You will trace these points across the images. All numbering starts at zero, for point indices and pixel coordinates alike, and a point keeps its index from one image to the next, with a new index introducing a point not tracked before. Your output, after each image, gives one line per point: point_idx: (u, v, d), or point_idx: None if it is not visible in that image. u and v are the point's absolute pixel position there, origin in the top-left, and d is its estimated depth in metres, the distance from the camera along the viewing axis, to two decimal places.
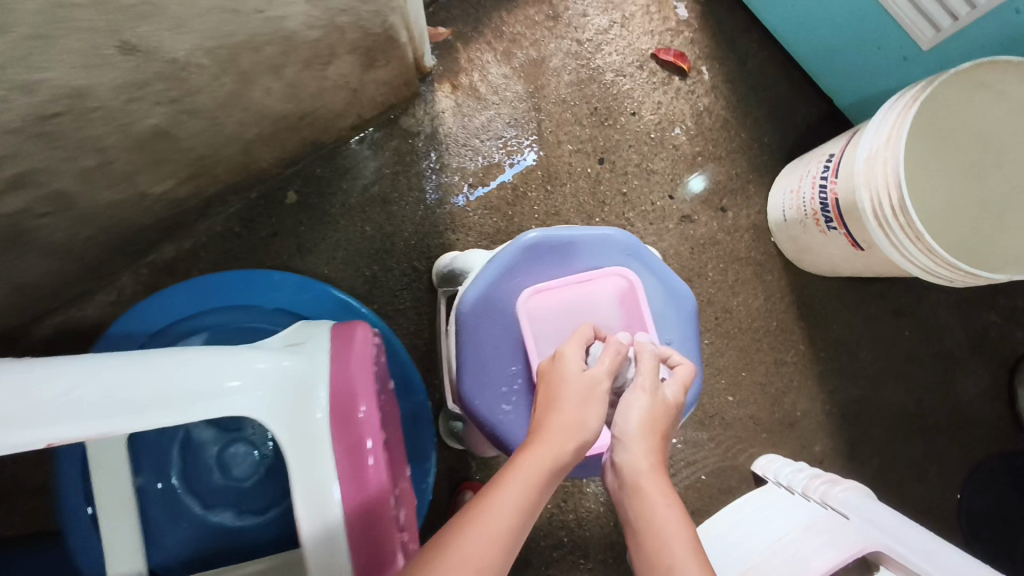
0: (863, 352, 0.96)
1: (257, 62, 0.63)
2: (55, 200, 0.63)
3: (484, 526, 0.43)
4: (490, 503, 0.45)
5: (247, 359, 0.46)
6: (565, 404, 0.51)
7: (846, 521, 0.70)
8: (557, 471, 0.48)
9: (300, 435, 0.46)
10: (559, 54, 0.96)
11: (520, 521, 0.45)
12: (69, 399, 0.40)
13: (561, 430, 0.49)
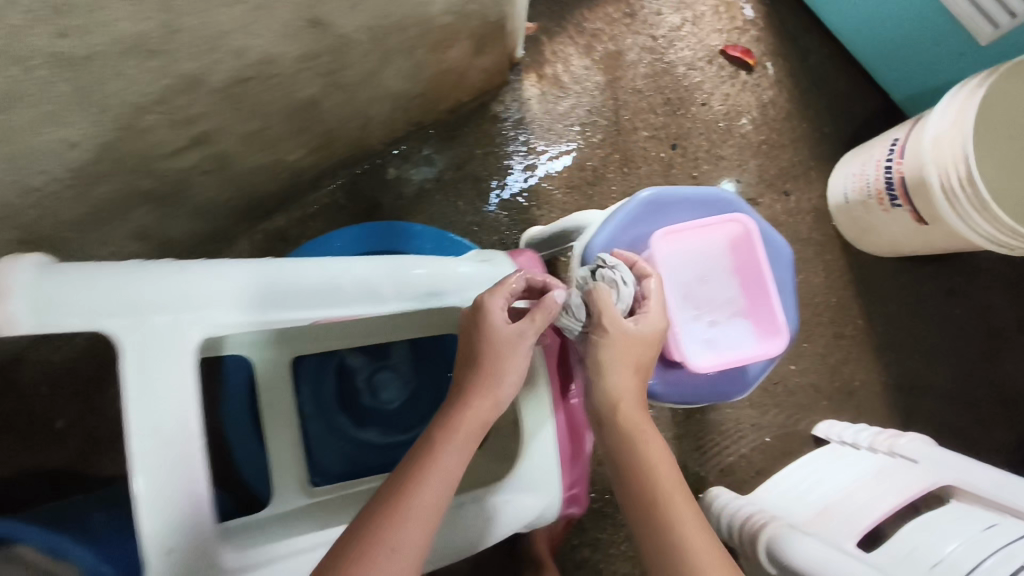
0: (917, 328, 1.03)
1: (399, 43, 0.71)
2: (217, 160, 0.72)
3: (427, 504, 0.47)
4: (423, 479, 0.48)
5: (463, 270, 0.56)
6: (494, 365, 0.55)
7: (914, 465, 0.79)
8: (476, 429, 0.53)
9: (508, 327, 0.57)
10: (636, 49, 1.05)
11: (450, 483, 0.49)
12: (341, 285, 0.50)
13: (485, 399, 0.54)
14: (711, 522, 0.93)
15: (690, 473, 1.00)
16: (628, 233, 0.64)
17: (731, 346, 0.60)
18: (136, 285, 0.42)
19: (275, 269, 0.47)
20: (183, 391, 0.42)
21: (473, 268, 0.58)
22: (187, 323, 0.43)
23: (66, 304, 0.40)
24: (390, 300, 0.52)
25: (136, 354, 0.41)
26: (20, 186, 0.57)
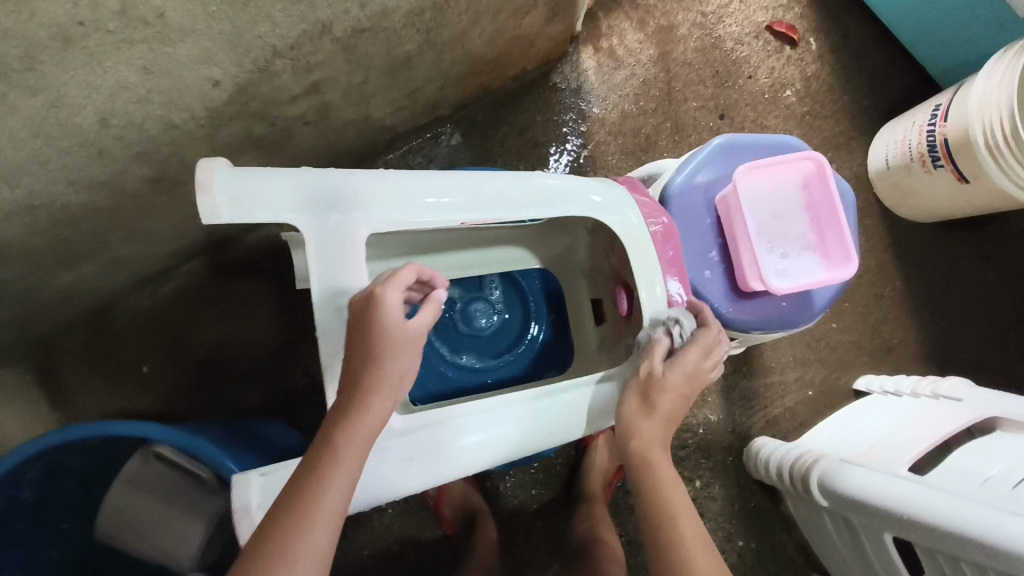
0: (952, 291, 1.08)
1: (488, 5, 0.77)
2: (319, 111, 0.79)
3: (319, 511, 0.46)
4: (321, 481, 0.47)
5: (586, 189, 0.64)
6: (389, 366, 0.51)
7: (958, 402, 0.85)
8: (374, 433, 0.50)
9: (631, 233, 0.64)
10: (687, 24, 1.11)
11: (347, 497, 0.48)
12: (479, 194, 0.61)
13: (384, 392, 0.51)
14: (758, 468, 0.99)
15: (737, 424, 1.05)
16: (703, 174, 0.70)
17: (801, 274, 0.66)
18: (311, 185, 0.56)
19: (416, 178, 0.60)
20: (353, 269, 0.56)
21: (592, 184, 0.64)
22: (354, 217, 0.57)
23: (260, 197, 0.53)
24: (520, 208, 0.62)
25: (319, 242, 0.55)
26: (164, 121, 0.64)
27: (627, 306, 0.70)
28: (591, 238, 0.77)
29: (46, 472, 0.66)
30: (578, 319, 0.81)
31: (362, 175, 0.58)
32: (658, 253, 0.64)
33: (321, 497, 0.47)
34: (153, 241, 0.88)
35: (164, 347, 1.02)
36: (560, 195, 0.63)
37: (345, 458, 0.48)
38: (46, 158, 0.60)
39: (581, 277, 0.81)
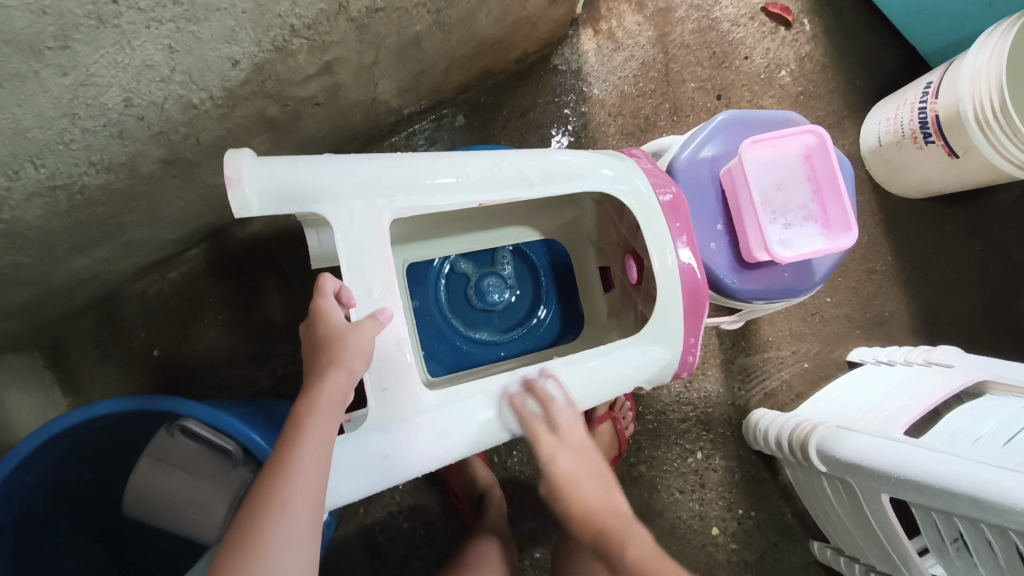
0: (941, 266, 1.12)
1: None
2: (329, 90, 0.81)
3: (294, 470, 0.48)
4: (294, 446, 0.49)
5: (598, 167, 0.66)
6: (341, 345, 0.53)
7: (951, 368, 0.89)
8: (338, 404, 0.52)
9: (642, 207, 0.65)
10: (684, 5, 1.13)
11: (320, 461, 0.49)
12: (494, 174, 0.63)
13: (342, 366, 0.53)
14: (757, 439, 1.02)
15: (736, 397, 1.08)
16: (706, 150, 0.73)
17: (802, 243, 0.68)
18: (333, 173, 0.58)
19: (433, 162, 0.61)
20: (378, 254, 0.58)
21: (604, 159, 0.66)
22: (377, 203, 0.59)
23: (287, 187, 0.56)
24: (536, 186, 0.64)
25: (344, 227, 0.57)
26: (184, 101, 0.66)
27: (635, 274, 0.71)
28: (598, 208, 0.78)
29: (70, 443, 0.65)
30: (587, 287, 0.84)
31: (381, 161, 0.59)
32: (671, 225, 0.65)
33: (293, 460, 0.48)
34: (165, 224, 0.89)
35: (173, 331, 1.03)
36: (575, 171, 0.65)
37: (313, 425, 0.50)
38: (71, 138, 0.61)
39: (589, 246, 0.84)
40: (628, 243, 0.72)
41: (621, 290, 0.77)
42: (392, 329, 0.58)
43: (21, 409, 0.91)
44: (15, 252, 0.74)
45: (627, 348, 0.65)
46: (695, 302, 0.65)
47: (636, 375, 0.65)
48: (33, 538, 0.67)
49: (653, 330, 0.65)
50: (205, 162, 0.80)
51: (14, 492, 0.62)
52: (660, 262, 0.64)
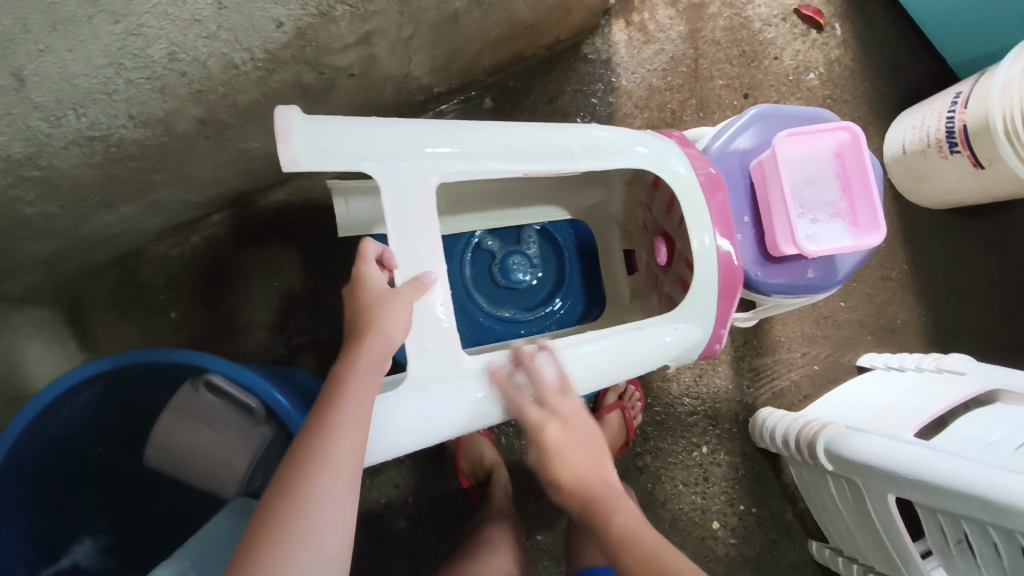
0: (956, 277, 1.13)
1: None
2: (363, 61, 0.81)
3: (336, 423, 0.49)
4: (336, 401, 0.50)
5: (634, 143, 0.66)
6: (382, 310, 0.55)
7: (963, 375, 0.90)
8: (377, 366, 0.53)
9: (681, 184, 0.66)
10: (717, 2, 1.13)
11: (359, 421, 0.50)
12: (537, 144, 0.64)
13: (381, 331, 0.54)
14: (764, 437, 1.03)
15: (745, 394, 1.09)
16: (739, 141, 0.74)
17: (829, 240, 0.69)
18: (385, 135, 0.58)
19: (480, 131, 0.62)
20: (423, 215, 0.59)
21: (639, 137, 0.67)
22: (425, 167, 0.60)
23: (341, 145, 0.57)
24: (577, 160, 0.64)
25: (393, 189, 0.59)
26: (226, 60, 0.66)
27: (665, 256, 0.72)
28: (628, 189, 0.79)
29: (102, 385, 0.67)
30: (611, 269, 0.85)
31: (430, 125, 0.60)
32: (713, 210, 0.66)
33: (333, 419, 0.49)
34: (193, 185, 0.90)
35: (192, 295, 1.04)
36: (611, 146, 0.66)
37: (353, 384, 0.51)
38: (115, 88, 0.61)
39: (614, 228, 0.85)
40: (660, 227, 0.73)
41: (647, 273, 0.78)
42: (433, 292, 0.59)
43: (39, 361, 0.92)
44: (47, 202, 0.74)
45: (657, 325, 0.66)
46: (729, 287, 0.66)
47: (666, 352, 0.66)
48: (58, 491, 0.69)
49: (685, 308, 0.66)
50: (238, 125, 0.81)
51: (36, 444, 0.64)
52: (698, 243, 0.65)
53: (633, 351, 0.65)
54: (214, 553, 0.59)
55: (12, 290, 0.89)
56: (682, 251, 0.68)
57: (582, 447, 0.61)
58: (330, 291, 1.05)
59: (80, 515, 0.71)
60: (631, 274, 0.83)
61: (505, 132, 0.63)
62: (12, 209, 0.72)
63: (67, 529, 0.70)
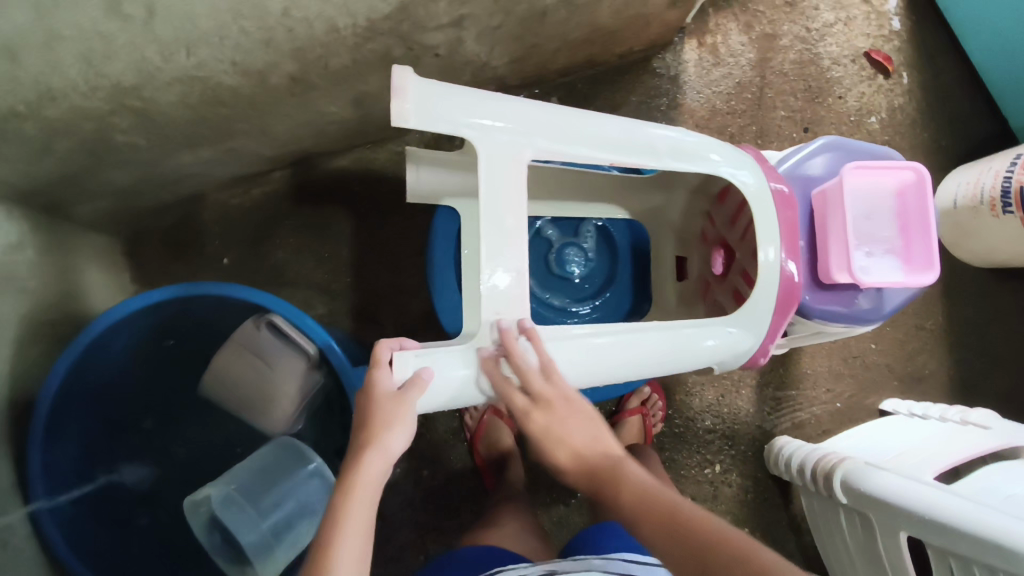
0: (989, 337, 1.14)
1: None
2: (450, 43, 0.85)
3: (334, 558, 0.51)
4: (334, 533, 0.52)
5: (707, 149, 0.68)
6: (380, 425, 0.55)
7: (987, 429, 0.91)
8: (373, 487, 0.54)
9: (756, 195, 0.68)
10: (790, 35, 1.15)
11: (360, 542, 0.53)
12: (627, 136, 0.66)
13: (377, 454, 0.55)
14: (778, 464, 1.05)
15: (764, 420, 1.11)
16: (809, 168, 0.76)
17: (882, 273, 0.71)
18: (487, 107, 0.61)
19: (574, 117, 0.64)
20: (515, 185, 0.61)
21: (712, 144, 0.69)
22: (520, 141, 0.62)
23: (447, 107, 0.59)
24: (659, 157, 0.67)
25: (489, 158, 0.60)
26: (331, 23, 0.69)
27: (721, 267, 0.77)
28: (690, 200, 0.81)
29: (159, 316, 0.74)
30: (660, 272, 0.88)
31: (530, 103, 0.62)
32: (782, 226, 0.68)
33: (330, 558, 0.51)
34: (267, 139, 0.94)
35: (245, 246, 1.08)
36: (686, 148, 0.68)
37: (350, 511, 0.53)
38: (227, 34, 0.65)
39: (668, 233, 0.87)
40: (719, 237, 0.77)
41: (698, 281, 0.82)
42: (513, 259, 0.60)
43: (96, 286, 0.96)
44: (138, 134, 0.78)
45: (713, 324, 0.68)
46: (786, 301, 0.68)
47: (718, 355, 0.68)
48: (108, 404, 0.76)
49: (742, 313, 0.68)
50: (323, 88, 0.84)
51: (98, 359, 0.71)
52: (763, 256, 0.67)
53: (687, 347, 0.67)
54: (262, 480, 0.67)
55: (84, 214, 0.93)
56: (741, 263, 0.72)
57: (575, 427, 0.60)
58: (378, 261, 1.09)
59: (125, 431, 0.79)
60: (680, 280, 0.86)
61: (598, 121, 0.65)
62: (106, 135, 0.76)
63: (112, 441, 0.78)
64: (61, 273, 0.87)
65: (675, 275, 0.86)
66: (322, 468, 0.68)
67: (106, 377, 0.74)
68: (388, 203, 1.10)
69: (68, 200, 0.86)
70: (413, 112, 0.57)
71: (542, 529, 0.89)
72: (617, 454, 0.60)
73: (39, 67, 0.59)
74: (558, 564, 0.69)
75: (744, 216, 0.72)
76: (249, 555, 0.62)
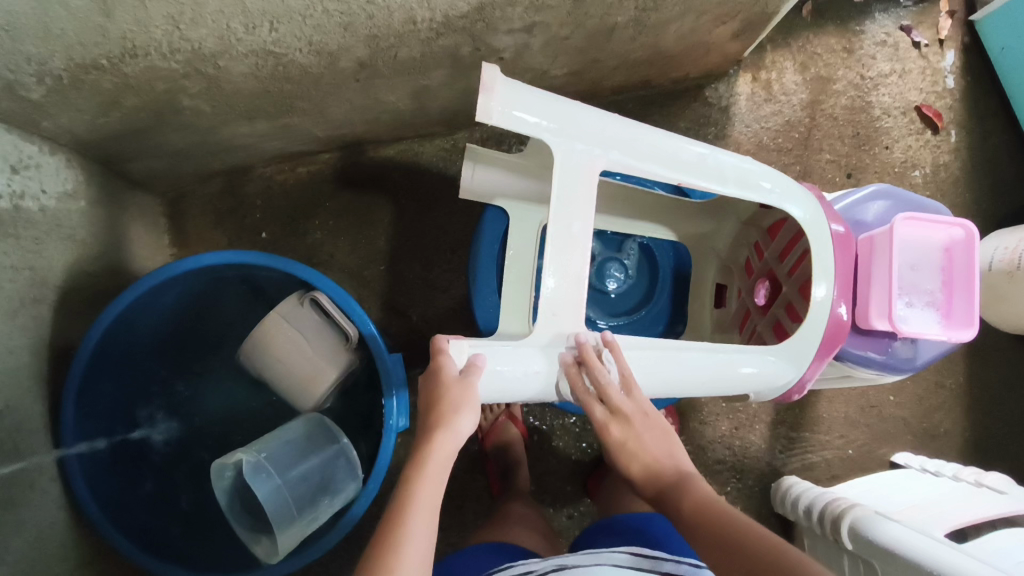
0: (1009, 403, 1.13)
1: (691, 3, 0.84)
2: (517, 49, 0.86)
3: (411, 519, 0.55)
4: (408, 497, 0.57)
5: (764, 177, 0.70)
6: (449, 405, 0.59)
7: (1002, 494, 0.91)
8: (443, 463, 0.59)
9: (812, 227, 0.70)
10: (844, 80, 1.16)
11: (433, 509, 0.57)
12: (696, 159, 0.68)
13: (446, 433, 0.59)
14: (784, 503, 1.05)
15: (775, 458, 1.11)
16: (862, 213, 0.78)
17: (921, 324, 0.72)
18: (568, 116, 0.63)
19: (648, 134, 0.66)
20: (585, 194, 0.63)
21: (766, 171, 0.71)
22: (595, 151, 0.63)
23: (531, 109, 0.61)
24: (725, 183, 0.68)
25: (563, 166, 0.63)
26: (410, 14, 0.71)
27: (764, 299, 0.80)
28: (742, 229, 0.85)
29: (209, 278, 0.79)
30: (699, 298, 0.93)
31: (609, 118, 0.64)
32: (836, 266, 0.70)
33: (407, 519, 0.55)
34: (323, 120, 0.95)
35: (285, 221, 1.09)
36: (745, 174, 0.70)
37: (423, 482, 0.57)
38: (311, 13, 0.66)
39: (713, 263, 0.91)
40: (766, 270, 0.80)
41: (738, 309, 0.85)
42: (575, 267, 0.63)
43: (137, 243, 0.97)
44: (204, 100, 0.80)
45: (757, 352, 0.70)
46: (831, 342, 0.71)
47: (757, 382, 0.71)
48: (145, 353, 0.81)
49: (786, 346, 0.70)
50: (388, 77, 0.86)
51: (142, 311, 0.76)
52: (813, 294, 0.70)
53: (726, 370, 0.69)
54: (291, 453, 0.71)
55: (135, 171, 0.94)
56: (787, 295, 0.76)
57: (648, 440, 0.65)
58: (412, 252, 1.10)
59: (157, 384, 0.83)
60: (717, 308, 0.90)
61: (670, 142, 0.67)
62: (175, 98, 0.77)
63: (142, 392, 0.82)
64: (108, 227, 0.89)
65: (713, 303, 0.90)
66: (346, 448, 0.72)
67: (150, 333, 0.80)
68: (429, 197, 1.11)
69: (124, 155, 0.88)
70: (500, 111, 0.59)
71: (550, 533, 0.88)
72: (691, 476, 0.64)
73: (128, 23, 0.61)
74: (567, 559, 0.67)
75: (802, 243, 0.75)
76: (273, 520, 0.66)
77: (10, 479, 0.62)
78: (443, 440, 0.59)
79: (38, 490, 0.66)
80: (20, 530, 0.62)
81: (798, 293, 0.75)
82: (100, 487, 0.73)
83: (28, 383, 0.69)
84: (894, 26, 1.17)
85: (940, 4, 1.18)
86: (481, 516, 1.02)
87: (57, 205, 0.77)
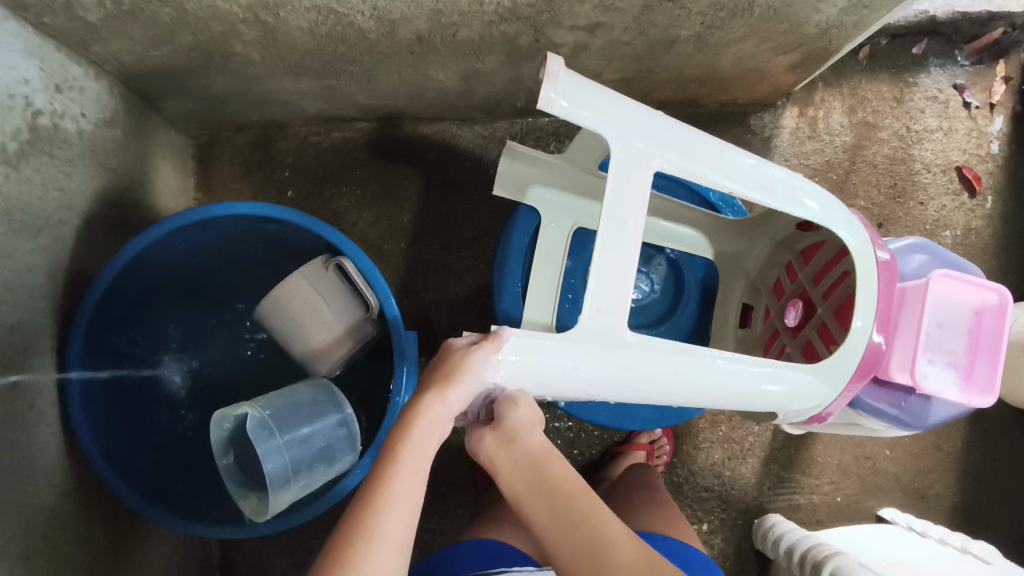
0: (1004, 477, 1.12)
1: (756, 28, 0.83)
2: (576, 48, 0.85)
3: (386, 494, 0.52)
4: (386, 472, 0.53)
5: (814, 196, 0.70)
6: (443, 380, 0.56)
7: (988, 565, 0.90)
8: (430, 435, 0.55)
9: (861, 256, 0.70)
10: (889, 129, 1.16)
11: (416, 487, 0.54)
12: (749, 172, 0.67)
13: (435, 406, 0.56)
14: (766, 540, 1.04)
15: (762, 494, 1.11)
16: (903, 262, 0.78)
17: (940, 383, 0.71)
18: (627, 114, 0.62)
19: (706, 142, 0.66)
20: (639, 189, 0.62)
21: (815, 192, 0.70)
22: (652, 151, 0.63)
23: (589, 104, 0.60)
24: (775, 198, 0.68)
25: (620, 160, 0.62)
26: None
27: (794, 320, 0.80)
28: (774, 250, 0.86)
29: (236, 229, 0.79)
30: (722, 317, 0.93)
31: (667, 121, 0.64)
32: (877, 297, 0.70)
33: (385, 492, 0.52)
34: (368, 87, 0.94)
35: (312, 182, 1.08)
36: (795, 190, 0.69)
37: (406, 454, 0.54)
38: None
39: (741, 280, 0.92)
40: (799, 291, 0.81)
41: (766, 329, 0.87)
42: (623, 262, 0.61)
43: (163, 181, 0.96)
44: (256, 48, 0.78)
45: (793, 373, 0.69)
46: (863, 374, 0.71)
47: (781, 401, 0.70)
48: (162, 289, 0.81)
49: (823, 367, 0.70)
50: (441, 55, 0.84)
51: (166, 249, 0.76)
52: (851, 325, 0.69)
53: (754, 385, 0.68)
54: (296, 414, 0.70)
55: (172, 110, 0.93)
56: (821, 317, 0.78)
57: (538, 436, 0.60)
58: (434, 233, 1.09)
59: (166, 319, 0.83)
60: (742, 327, 0.90)
61: (724, 154, 0.67)
62: (228, 43, 0.76)
63: (154, 328, 0.82)
64: (137, 161, 0.88)
65: (737, 321, 0.91)
66: (349, 419, 0.72)
67: (176, 269, 0.81)
68: (460, 180, 1.10)
69: (166, 92, 0.87)
70: (560, 103, 0.59)
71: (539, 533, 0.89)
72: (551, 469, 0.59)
73: None
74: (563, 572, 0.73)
75: (842, 264, 0.75)
76: (269, 480, 0.65)
77: (12, 396, 0.62)
78: (430, 413, 0.55)
79: (38, 411, 0.66)
80: (15, 448, 0.62)
81: (833, 316, 0.76)
82: (95, 420, 0.72)
83: (42, 305, 0.68)
84: (948, 83, 1.16)
85: (996, 68, 1.17)
86: (463, 506, 1.02)
87: (93, 130, 0.76)
